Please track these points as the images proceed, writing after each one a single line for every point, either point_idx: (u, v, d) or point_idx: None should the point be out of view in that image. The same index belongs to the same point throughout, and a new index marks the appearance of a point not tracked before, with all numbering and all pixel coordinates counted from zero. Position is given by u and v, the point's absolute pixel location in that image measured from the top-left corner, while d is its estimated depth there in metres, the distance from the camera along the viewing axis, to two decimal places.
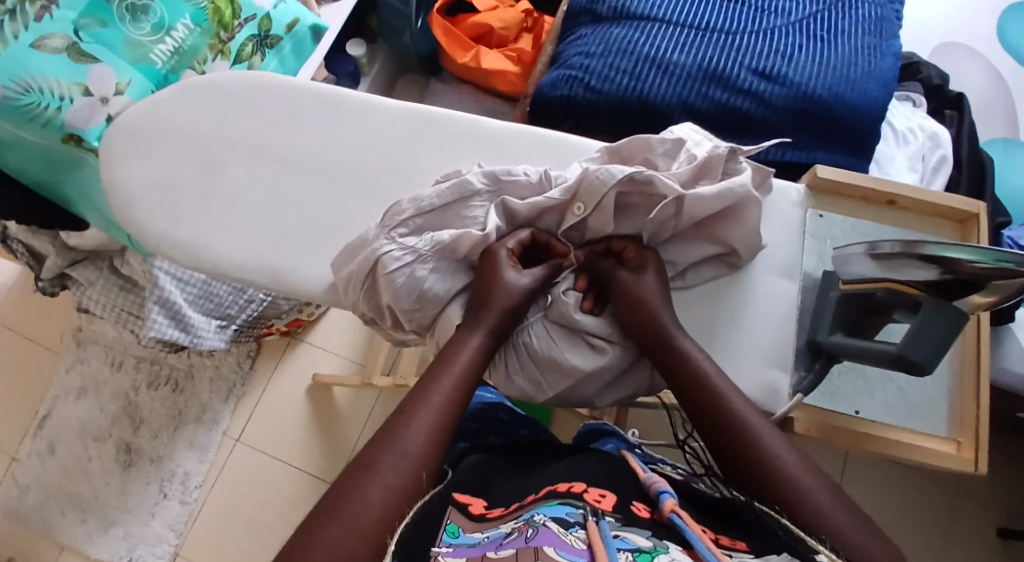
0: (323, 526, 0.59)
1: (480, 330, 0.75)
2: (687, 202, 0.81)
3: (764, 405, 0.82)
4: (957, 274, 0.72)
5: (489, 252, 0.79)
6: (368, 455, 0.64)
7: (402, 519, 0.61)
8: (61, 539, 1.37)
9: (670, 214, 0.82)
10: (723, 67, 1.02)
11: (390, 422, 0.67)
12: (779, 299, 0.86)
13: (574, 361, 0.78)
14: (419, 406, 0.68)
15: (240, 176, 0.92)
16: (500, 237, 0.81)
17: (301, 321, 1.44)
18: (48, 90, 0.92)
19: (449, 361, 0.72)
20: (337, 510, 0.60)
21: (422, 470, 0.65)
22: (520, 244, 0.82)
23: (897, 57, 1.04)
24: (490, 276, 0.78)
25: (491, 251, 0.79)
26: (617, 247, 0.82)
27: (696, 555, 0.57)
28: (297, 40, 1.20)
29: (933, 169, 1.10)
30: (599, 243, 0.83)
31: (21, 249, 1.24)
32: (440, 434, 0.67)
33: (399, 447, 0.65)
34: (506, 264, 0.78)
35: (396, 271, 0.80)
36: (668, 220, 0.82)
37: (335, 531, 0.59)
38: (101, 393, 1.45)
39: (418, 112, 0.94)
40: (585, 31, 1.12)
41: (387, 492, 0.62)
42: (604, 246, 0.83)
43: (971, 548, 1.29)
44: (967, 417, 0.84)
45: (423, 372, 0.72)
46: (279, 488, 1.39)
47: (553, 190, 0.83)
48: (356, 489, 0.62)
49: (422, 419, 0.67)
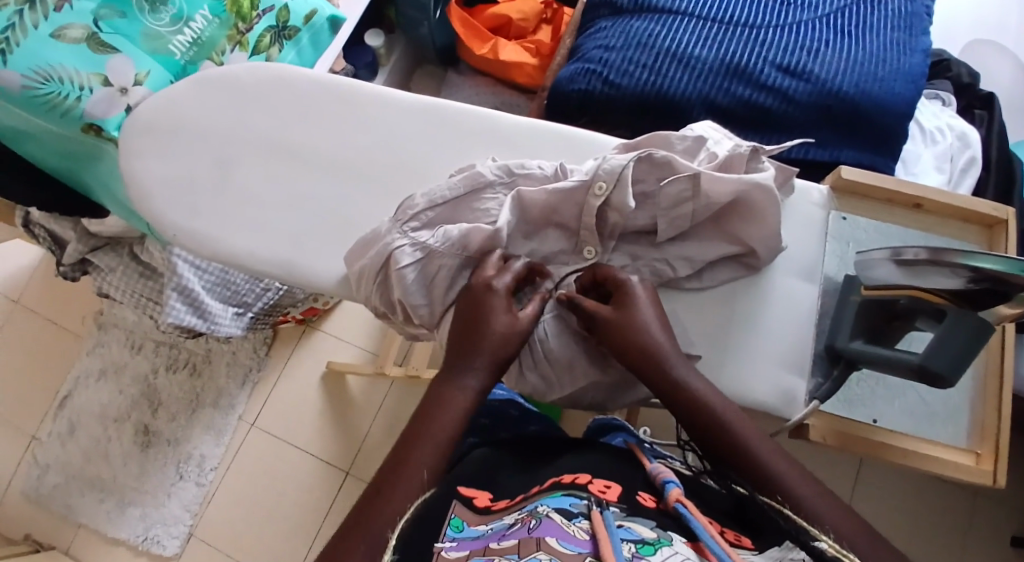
0: (353, 532, 0.60)
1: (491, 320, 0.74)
2: (703, 181, 0.80)
3: (778, 410, 0.81)
4: (985, 284, 0.70)
5: (480, 280, 0.75)
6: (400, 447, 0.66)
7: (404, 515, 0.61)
8: (80, 518, 1.40)
9: (686, 193, 0.81)
10: (746, 61, 1.00)
11: (416, 423, 0.67)
12: (796, 302, 0.84)
13: (586, 363, 0.79)
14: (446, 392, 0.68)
15: (257, 165, 0.92)
16: (489, 268, 0.77)
17: (316, 310, 1.45)
18: (67, 80, 0.93)
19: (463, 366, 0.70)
20: (371, 511, 0.61)
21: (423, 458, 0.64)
22: (518, 275, 0.77)
23: (927, 54, 1.01)
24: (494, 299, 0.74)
25: (481, 281, 0.75)
26: (602, 276, 0.78)
27: (699, 545, 0.56)
28: (315, 31, 1.19)
29: (961, 170, 1.07)
30: (585, 272, 0.80)
31: (43, 235, 1.25)
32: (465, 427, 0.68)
33: None
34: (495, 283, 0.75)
35: (407, 267, 0.80)
36: (684, 201, 0.81)
37: (366, 538, 0.59)
38: (121, 376, 1.47)
39: (435, 105, 0.93)
40: (606, 24, 1.11)
41: None
42: (591, 277, 0.79)
43: (987, 555, 1.28)
44: (988, 428, 0.83)
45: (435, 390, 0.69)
46: (292, 474, 1.40)
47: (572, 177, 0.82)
48: (385, 486, 0.63)
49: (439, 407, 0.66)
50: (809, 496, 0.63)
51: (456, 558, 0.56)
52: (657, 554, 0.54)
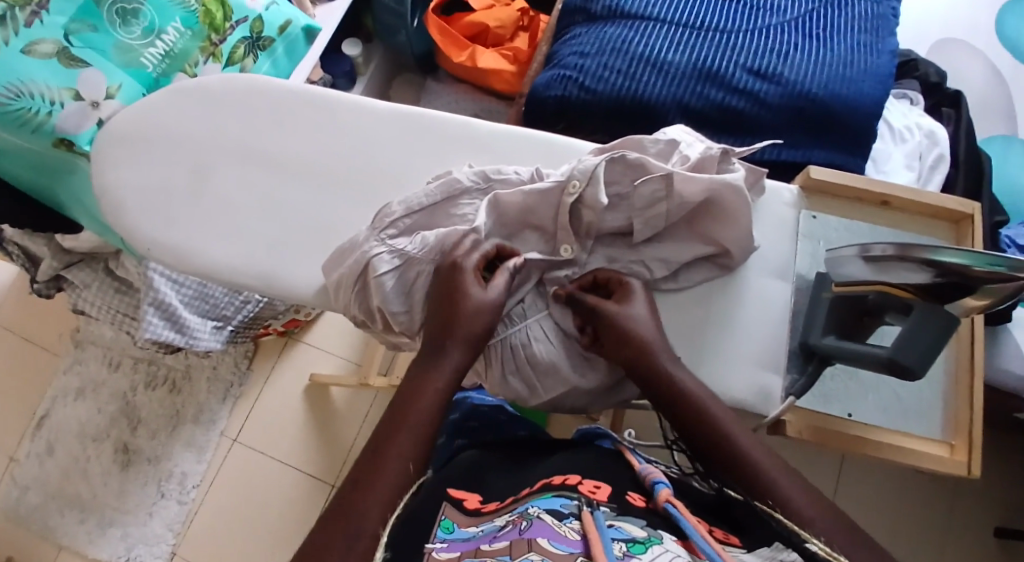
0: None
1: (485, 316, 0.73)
2: (678, 184, 0.81)
3: (754, 407, 0.82)
4: (949, 277, 0.71)
5: (449, 264, 0.76)
6: (381, 433, 0.65)
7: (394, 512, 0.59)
8: (60, 540, 1.38)
9: (660, 194, 0.81)
10: (718, 65, 1.01)
11: (394, 411, 0.66)
12: (771, 302, 0.85)
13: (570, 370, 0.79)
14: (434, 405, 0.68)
15: (235, 176, 0.92)
16: (462, 248, 0.78)
17: (297, 322, 1.44)
18: (38, 95, 0.92)
19: (435, 352, 0.71)
20: None
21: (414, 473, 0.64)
22: (488, 253, 0.78)
23: (894, 55, 1.03)
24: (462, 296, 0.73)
25: (450, 263, 0.76)
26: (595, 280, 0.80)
27: (688, 543, 0.57)
28: (290, 41, 1.19)
29: (930, 167, 1.09)
30: (585, 276, 0.81)
31: (16, 251, 1.24)
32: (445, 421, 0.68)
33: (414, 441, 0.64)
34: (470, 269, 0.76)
35: (385, 274, 0.80)
36: (658, 201, 0.82)
37: None
38: (100, 393, 1.46)
39: (412, 113, 0.93)
40: (580, 31, 1.12)
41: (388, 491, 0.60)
42: (591, 278, 0.81)
43: (967, 547, 1.29)
44: (961, 421, 0.84)
45: (410, 376, 0.70)
46: (276, 488, 1.39)
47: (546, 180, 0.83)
48: None
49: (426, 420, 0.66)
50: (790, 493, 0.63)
51: (448, 559, 0.56)
52: (647, 552, 0.54)
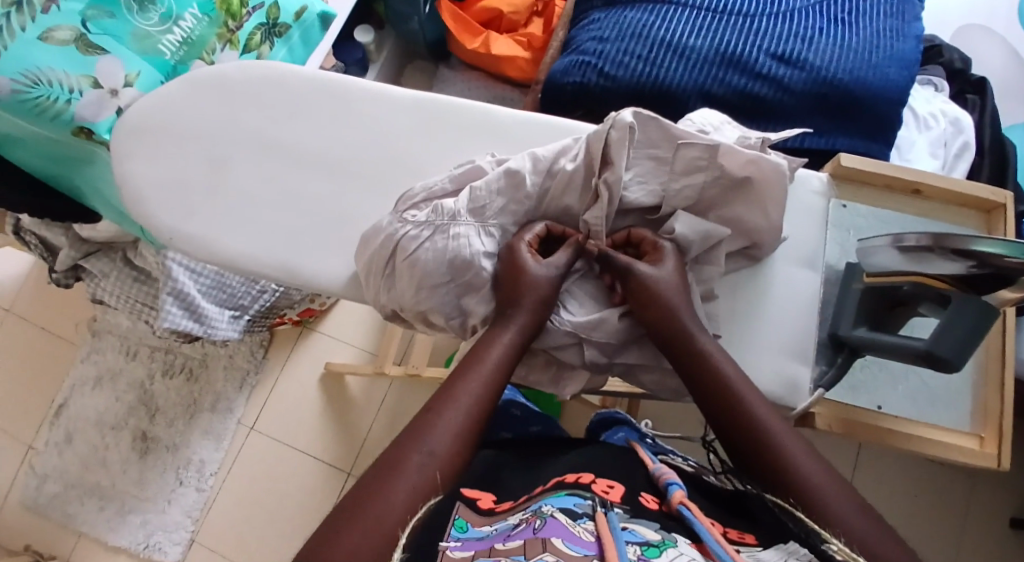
0: (354, 513, 0.59)
1: (507, 325, 0.75)
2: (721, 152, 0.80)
3: (783, 399, 0.80)
4: (988, 267, 0.69)
5: (506, 246, 0.79)
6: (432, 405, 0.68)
7: (415, 515, 0.60)
8: (80, 527, 1.38)
9: (702, 160, 0.80)
10: (741, 51, 0.99)
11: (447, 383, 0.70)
12: (799, 290, 0.84)
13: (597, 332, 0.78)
14: (462, 405, 0.68)
15: (253, 166, 0.91)
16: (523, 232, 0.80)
17: (312, 311, 1.44)
18: (56, 83, 0.91)
19: (476, 356, 0.72)
20: (370, 500, 0.59)
21: (443, 469, 0.63)
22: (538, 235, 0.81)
23: (919, 40, 1.01)
24: (518, 273, 0.76)
25: (511, 244, 0.79)
26: (637, 238, 0.81)
27: (705, 548, 0.56)
28: (305, 28, 1.18)
29: (955, 156, 1.07)
30: (620, 231, 0.83)
31: (33, 241, 1.23)
32: (488, 391, 0.70)
33: (445, 449, 0.64)
34: (525, 246, 0.79)
35: (418, 249, 0.79)
36: (698, 168, 0.81)
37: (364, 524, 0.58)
38: (117, 382, 1.46)
39: (430, 101, 0.92)
40: (598, 16, 1.10)
41: (413, 495, 0.61)
42: (624, 236, 0.82)
43: (989, 537, 1.28)
44: (991, 410, 0.83)
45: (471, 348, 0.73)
46: (293, 475, 1.39)
47: (570, 158, 0.82)
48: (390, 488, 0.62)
49: (457, 423, 0.66)
50: (824, 487, 0.63)
51: (462, 558, 0.55)
52: (662, 556, 0.54)
